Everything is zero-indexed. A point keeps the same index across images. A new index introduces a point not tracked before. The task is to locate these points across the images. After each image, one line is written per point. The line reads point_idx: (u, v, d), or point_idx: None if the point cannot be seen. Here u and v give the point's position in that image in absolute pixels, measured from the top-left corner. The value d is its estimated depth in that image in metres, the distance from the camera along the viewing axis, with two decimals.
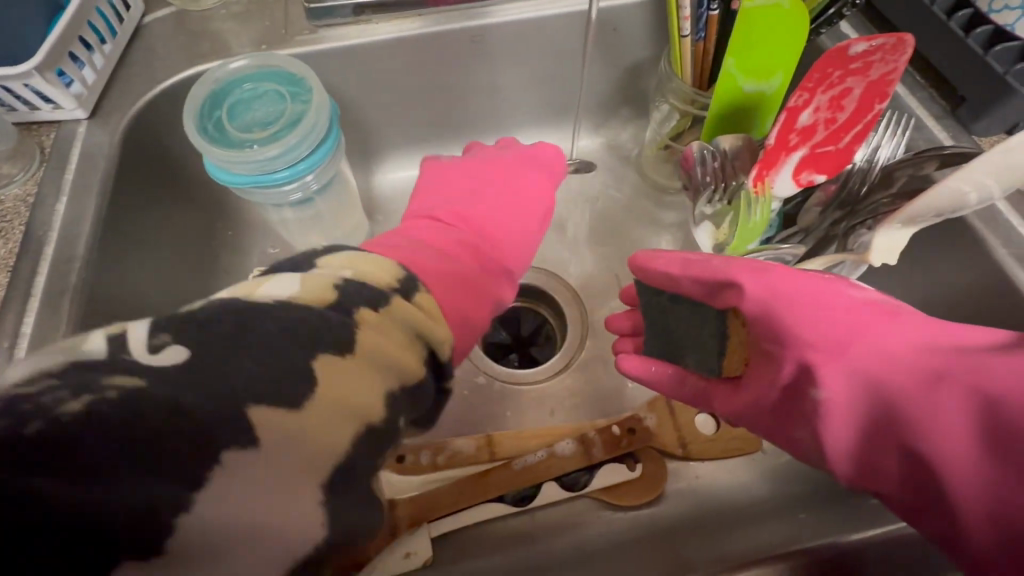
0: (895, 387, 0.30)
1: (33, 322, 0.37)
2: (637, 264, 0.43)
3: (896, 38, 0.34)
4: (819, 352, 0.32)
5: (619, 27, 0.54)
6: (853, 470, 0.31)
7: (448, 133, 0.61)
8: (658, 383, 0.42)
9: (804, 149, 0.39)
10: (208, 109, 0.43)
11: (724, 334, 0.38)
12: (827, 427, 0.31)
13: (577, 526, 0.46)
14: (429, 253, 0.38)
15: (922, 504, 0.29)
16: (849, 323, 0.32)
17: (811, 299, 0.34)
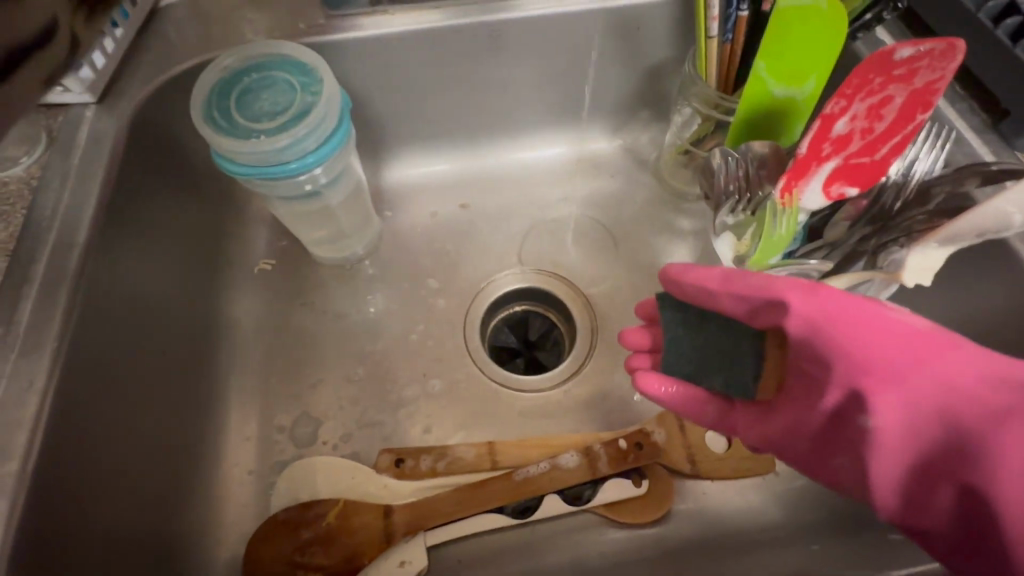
0: (955, 421, 0.28)
1: (31, 307, 0.36)
2: (667, 277, 0.40)
3: (946, 43, 0.32)
4: (870, 380, 0.30)
5: (642, 26, 0.53)
6: (896, 508, 0.29)
7: (460, 127, 0.59)
8: (687, 410, 0.39)
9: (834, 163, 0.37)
10: (217, 98, 0.42)
11: (760, 359, 0.37)
12: (874, 460, 0.30)
13: (577, 541, 0.45)
14: None
15: (969, 545, 0.28)
16: (903, 348, 0.30)
17: (862, 319, 0.31)
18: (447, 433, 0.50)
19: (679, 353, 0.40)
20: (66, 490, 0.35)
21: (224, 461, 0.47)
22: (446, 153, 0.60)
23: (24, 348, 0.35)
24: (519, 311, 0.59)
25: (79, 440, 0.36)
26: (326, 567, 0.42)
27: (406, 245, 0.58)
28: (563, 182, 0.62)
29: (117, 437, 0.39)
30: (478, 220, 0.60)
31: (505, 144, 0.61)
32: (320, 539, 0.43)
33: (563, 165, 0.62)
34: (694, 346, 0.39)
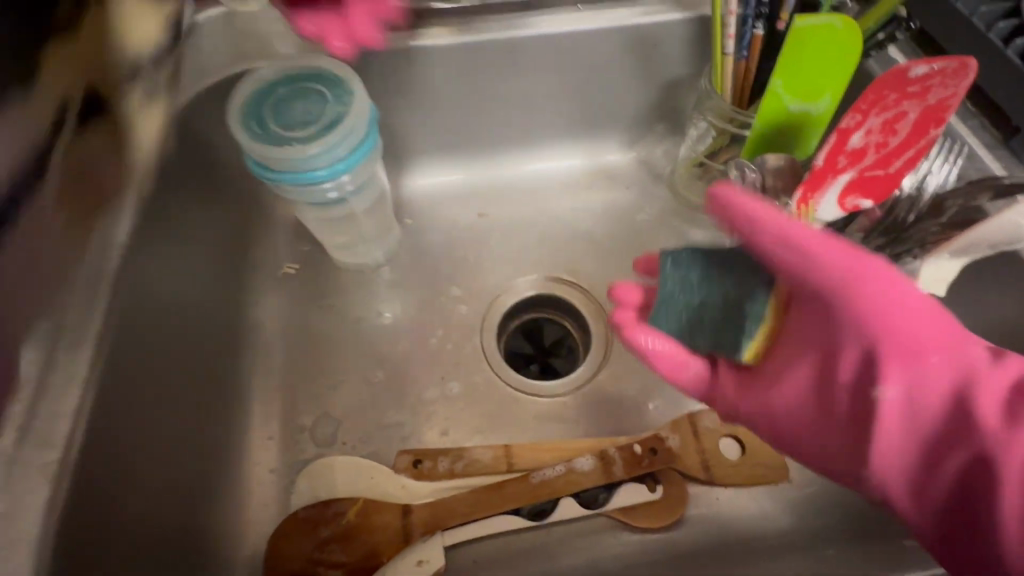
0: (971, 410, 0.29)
1: (72, 304, 0.37)
2: (715, 197, 0.35)
3: (958, 62, 0.34)
4: (893, 351, 0.31)
5: (659, 43, 0.55)
6: (893, 474, 0.31)
7: (479, 138, 0.61)
8: (674, 369, 0.40)
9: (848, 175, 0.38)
10: (253, 106, 0.44)
11: (759, 319, 0.37)
12: (882, 436, 0.31)
13: (591, 544, 0.45)
14: None
15: (955, 519, 0.29)
16: (935, 325, 0.31)
17: (893, 299, 0.32)
18: (463, 436, 0.51)
19: (676, 314, 0.40)
20: (101, 481, 0.36)
21: (245, 458, 0.48)
22: (465, 163, 0.62)
23: (65, 344, 0.36)
24: (535, 317, 0.60)
25: (114, 432, 0.37)
26: (345, 564, 0.43)
27: (425, 252, 0.60)
28: (579, 193, 0.63)
29: (147, 432, 0.40)
30: (496, 228, 0.61)
31: (523, 156, 0.63)
32: (339, 537, 0.44)
33: (579, 177, 0.63)
34: (691, 306, 0.39)
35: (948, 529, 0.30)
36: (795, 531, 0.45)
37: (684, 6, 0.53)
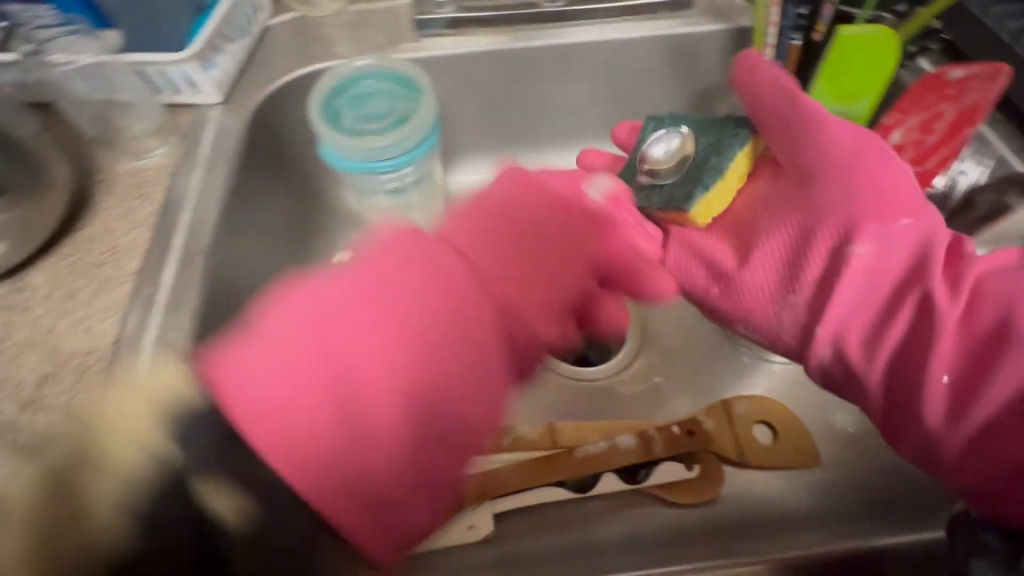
0: (921, 275, 0.33)
1: (172, 274, 0.41)
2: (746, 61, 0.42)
3: (993, 67, 0.37)
4: (870, 216, 0.35)
5: (698, 52, 0.58)
6: (848, 333, 0.35)
7: (522, 139, 0.64)
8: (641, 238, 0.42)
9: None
10: (329, 99, 0.48)
11: (724, 164, 0.42)
12: (849, 282, 0.34)
13: (631, 516, 0.47)
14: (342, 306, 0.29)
15: (892, 374, 0.34)
16: (910, 201, 0.35)
17: (880, 174, 0.36)
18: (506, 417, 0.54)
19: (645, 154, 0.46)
20: None
21: None
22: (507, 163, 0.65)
23: (166, 308, 0.40)
24: None
25: None
26: None
27: None
28: None
29: None
30: None
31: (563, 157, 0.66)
32: None
33: None
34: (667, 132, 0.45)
35: (887, 389, 0.34)
36: (830, 513, 0.47)
37: (723, 18, 0.57)
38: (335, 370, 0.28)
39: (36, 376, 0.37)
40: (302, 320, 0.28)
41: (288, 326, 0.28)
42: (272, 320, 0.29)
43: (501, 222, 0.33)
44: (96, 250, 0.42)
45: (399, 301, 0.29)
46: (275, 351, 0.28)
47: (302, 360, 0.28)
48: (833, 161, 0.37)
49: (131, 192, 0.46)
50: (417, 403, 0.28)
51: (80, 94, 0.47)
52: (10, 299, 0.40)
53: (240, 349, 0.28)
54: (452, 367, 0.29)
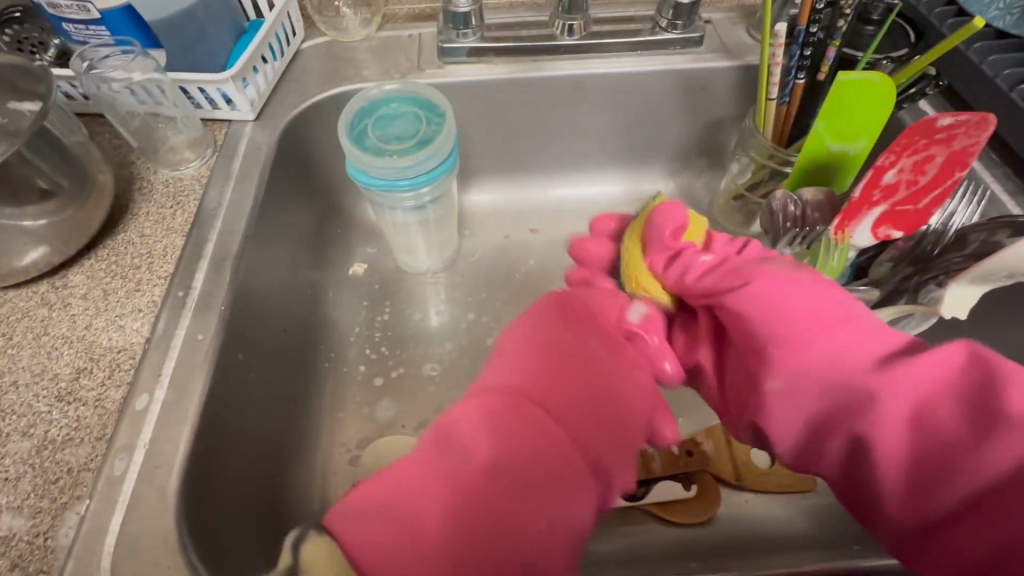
0: (840, 401, 0.31)
1: (202, 279, 0.44)
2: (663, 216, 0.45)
3: (980, 117, 0.38)
4: (778, 348, 0.33)
5: (707, 86, 0.61)
6: (791, 449, 0.35)
7: (535, 161, 0.67)
8: (666, 362, 0.39)
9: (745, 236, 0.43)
10: (356, 120, 0.51)
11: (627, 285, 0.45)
12: (778, 415, 0.34)
13: (629, 532, 0.48)
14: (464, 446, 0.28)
15: (847, 485, 0.32)
16: (820, 323, 0.33)
17: (785, 298, 0.34)
18: None
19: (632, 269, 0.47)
20: None
21: None
22: (519, 184, 0.68)
23: (197, 309, 0.43)
24: None
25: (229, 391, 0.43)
26: None
27: (480, 260, 0.64)
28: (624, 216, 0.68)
29: None
30: (546, 243, 0.66)
31: (574, 179, 0.68)
32: None
33: (624, 201, 0.69)
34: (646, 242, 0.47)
35: (849, 497, 0.33)
36: (821, 535, 0.48)
37: (732, 56, 0.60)
38: (451, 509, 0.26)
39: (72, 369, 0.39)
40: (415, 472, 0.27)
41: (402, 485, 0.27)
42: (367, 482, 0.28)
43: (557, 349, 0.33)
44: (130, 255, 0.45)
45: (495, 433, 0.28)
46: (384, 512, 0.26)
47: (424, 511, 0.26)
48: (736, 303, 0.36)
49: (167, 200, 0.49)
50: (521, 534, 0.26)
51: (126, 107, 0.50)
52: (51, 297, 0.43)
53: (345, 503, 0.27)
54: (541, 501, 0.27)
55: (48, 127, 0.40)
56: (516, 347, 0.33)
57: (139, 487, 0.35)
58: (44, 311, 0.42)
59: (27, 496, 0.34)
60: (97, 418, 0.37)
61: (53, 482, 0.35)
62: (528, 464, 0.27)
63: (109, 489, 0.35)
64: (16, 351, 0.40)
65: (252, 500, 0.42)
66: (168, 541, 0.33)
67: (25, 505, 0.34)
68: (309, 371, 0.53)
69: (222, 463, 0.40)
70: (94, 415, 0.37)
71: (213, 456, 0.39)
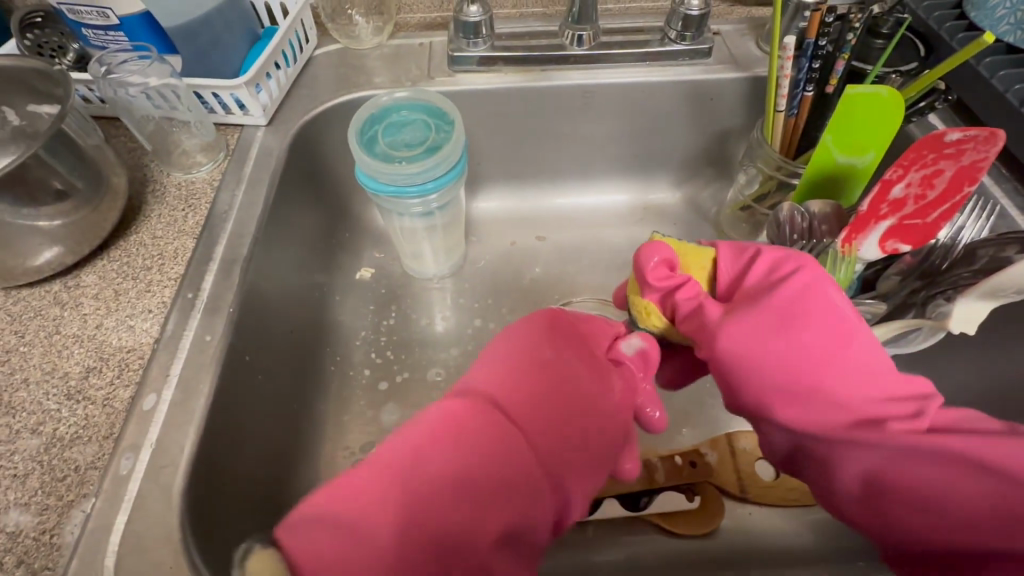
0: (812, 451, 0.35)
1: (211, 281, 0.45)
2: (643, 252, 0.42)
3: (988, 132, 0.38)
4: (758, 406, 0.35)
5: (716, 98, 0.61)
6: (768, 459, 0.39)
7: (542, 169, 0.67)
8: (649, 406, 0.38)
9: (752, 250, 0.40)
10: (366, 127, 0.52)
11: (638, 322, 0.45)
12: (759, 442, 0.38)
13: (631, 543, 0.48)
14: (426, 450, 0.28)
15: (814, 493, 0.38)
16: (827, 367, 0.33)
17: (768, 361, 0.34)
18: None
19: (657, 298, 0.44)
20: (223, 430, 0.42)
21: None
22: (526, 192, 0.68)
23: (205, 310, 0.43)
24: None
25: None
26: None
27: (486, 267, 0.65)
28: (631, 225, 0.68)
29: None
30: (553, 251, 0.66)
31: (581, 188, 0.69)
32: None
33: (631, 210, 0.69)
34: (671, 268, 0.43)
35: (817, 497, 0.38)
36: (827, 550, 0.47)
37: (741, 67, 0.60)
38: (406, 521, 0.26)
39: (82, 368, 0.40)
40: (371, 476, 0.27)
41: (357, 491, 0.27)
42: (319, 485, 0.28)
43: (527, 365, 0.34)
44: (142, 256, 0.46)
45: (458, 443, 0.29)
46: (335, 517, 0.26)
47: (376, 521, 0.26)
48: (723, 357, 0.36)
49: (179, 202, 0.49)
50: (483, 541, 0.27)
51: (141, 112, 0.51)
52: (63, 296, 0.44)
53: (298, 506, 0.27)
54: (504, 513, 0.28)
55: (65, 130, 0.41)
56: (488, 362, 0.35)
57: (145, 486, 0.35)
58: (55, 310, 0.43)
59: (35, 492, 0.35)
60: (105, 417, 0.38)
61: (60, 479, 0.35)
62: (488, 476, 0.28)
63: (114, 487, 0.35)
64: (27, 349, 0.41)
65: (254, 503, 0.42)
66: (170, 541, 0.34)
67: (33, 502, 0.34)
68: (314, 374, 0.53)
69: (226, 465, 0.40)
70: (102, 414, 0.38)
71: (218, 457, 0.39)
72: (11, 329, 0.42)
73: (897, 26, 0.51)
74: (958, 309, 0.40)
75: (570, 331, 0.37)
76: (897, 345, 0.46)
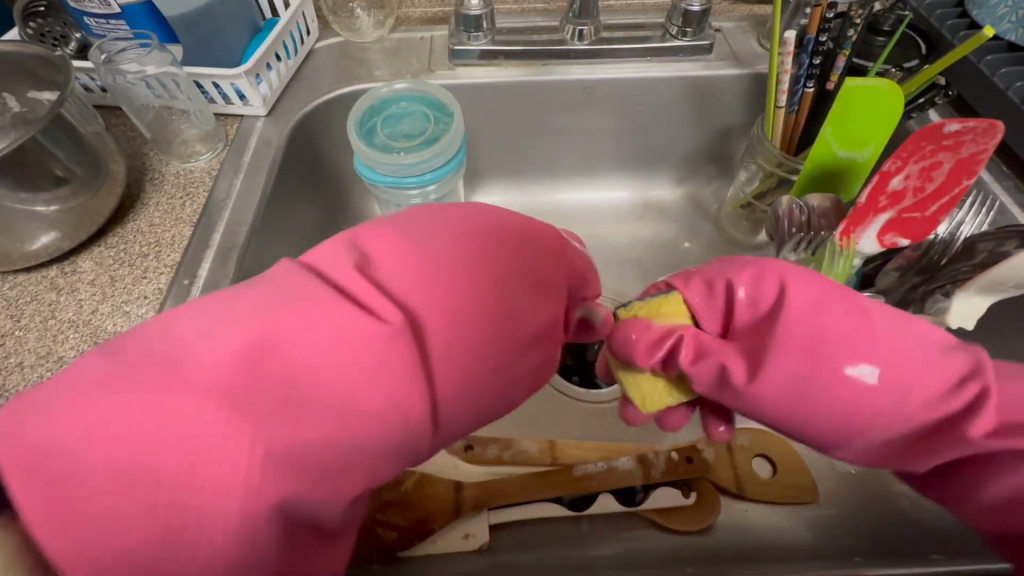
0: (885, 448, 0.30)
1: (208, 268, 0.45)
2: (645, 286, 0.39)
3: (987, 124, 0.37)
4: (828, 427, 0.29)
5: (716, 94, 0.61)
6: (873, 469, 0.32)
7: (542, 164, 0.67)
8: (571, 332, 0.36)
9: (722, 281, 0.34)
10: (365, 118, 0.52)
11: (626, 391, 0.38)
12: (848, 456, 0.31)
13: (627, 538, 0.47)
14: (259, 355, 0.24)
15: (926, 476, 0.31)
16: (854, 379, 0.28)
17: (811, 376, 0.29)
18: (510, 431, 0.55)
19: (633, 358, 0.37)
20: None
21: None
22: (526, 188, 0.68)
23: (201, 297, 0.43)
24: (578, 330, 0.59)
25: None
26: (403, 527, 0.45)
27: None
28: (631, 222, 0.68)
29: None
30: None
31: (580, 184, 0.69)
32: (397, 503, 0.46)
33: (631, 207, 0.69)
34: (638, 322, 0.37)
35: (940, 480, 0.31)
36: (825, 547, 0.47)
37: (741, 64, 0.60)
38: (248, 467, 0.23)
39: (76, 353, 0.40)
40: (196, 399, 0.23)
41: (174, 417, 0.23)
42: (81, 370, 0.24)
43: (467, 311, 0.28)
44: (139, 243, 0.46)
45: (341, 400, 0.24)
46: (133, 445, 0.22)
47: (202, 463, 0.23)
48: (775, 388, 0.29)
49: (178, 191, 0.49)
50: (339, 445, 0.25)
51: (141, 100, 0.51)
52: (59, 282, 0.44)
53: (63, 402, 0.23)
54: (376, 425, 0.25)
55: (65, 115, 0.41)
56: (406, 279, 0.28)
57: None
58: (51, 296, 0.43)
59: None
60: None
61: None
62: (367, 441, 0.25)
63: None
64: (23, 333, 0.41)
65: None
66: None
67: None
68: None
69: None
70: None
71: None
72: (7, 313, 0.42)
73: (898, 23, 0.51)
74: (953, 304, 0.41)
75: (507, 254, 0.31)
76: None
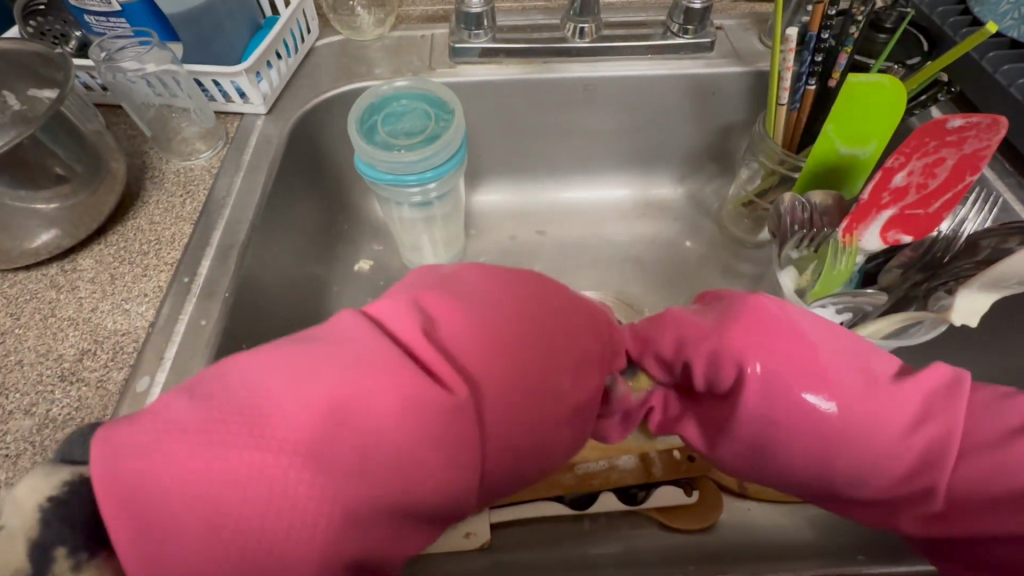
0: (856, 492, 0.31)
1: (208, 266, 0.45)
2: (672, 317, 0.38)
3: (991, 119, 0.37)
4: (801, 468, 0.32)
5: (717, 92, 0.61)
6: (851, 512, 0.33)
7: (543, 163, 0.67)
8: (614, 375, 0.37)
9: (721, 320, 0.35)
10: (366, 116, 0.52)
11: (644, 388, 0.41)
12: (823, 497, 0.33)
13: (629, 536, 0.47)
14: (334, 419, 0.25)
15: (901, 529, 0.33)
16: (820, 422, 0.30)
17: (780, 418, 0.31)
18: None
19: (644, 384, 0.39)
20: None
21: None
22: (527, 186, 0.68)
23: (202, 294, 0.43)
24: None
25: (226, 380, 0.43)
26: None
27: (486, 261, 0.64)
28: (631, 220, 0.68)
29: None
30: (552, 245, 0.66)
31: (582, 182, 0.68)
32: None
33: (632, 205, 0.68)
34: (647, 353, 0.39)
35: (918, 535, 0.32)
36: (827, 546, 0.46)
37: (743, 61, 0.60)
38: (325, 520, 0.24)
39: (76, 350, 0.40)
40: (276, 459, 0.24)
41: (253, 474, 0.23)
42: (167, 419, 0.24)
43: (523, 368, 0.29)
44: (139, 241, 0.46)
45: (409, 453, 0.25)
46: (219, 493, 0.23)
47: (284, 521, 0.24)
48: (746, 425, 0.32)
49: (178, 189, 0.49)
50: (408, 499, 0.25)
51: (140, 98, 0.51)
52: (59, 279, 0.44)
53: (144, 454, 0.23)
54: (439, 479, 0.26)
55: (64, 112, 0.41)
56: (470, 341, 0.29)
57: None
58: (51, 293, 0.43)
59: (26, 472, 0.35)
60: (98, 398, 0.38)
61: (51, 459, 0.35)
62: (430, 494, 0.26)
63: None
64: (22, 331, 0.41)
65: None
66: None
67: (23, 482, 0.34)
68: None
69: None
70: (95, 396, 0.38)
71: None
72: (7, 311, 0.42)
73: (900, 20, 0.51)
74: (956, 301, 0.40)
75: (556, 308, 0.33)
76: (900, 340, 0.44)
